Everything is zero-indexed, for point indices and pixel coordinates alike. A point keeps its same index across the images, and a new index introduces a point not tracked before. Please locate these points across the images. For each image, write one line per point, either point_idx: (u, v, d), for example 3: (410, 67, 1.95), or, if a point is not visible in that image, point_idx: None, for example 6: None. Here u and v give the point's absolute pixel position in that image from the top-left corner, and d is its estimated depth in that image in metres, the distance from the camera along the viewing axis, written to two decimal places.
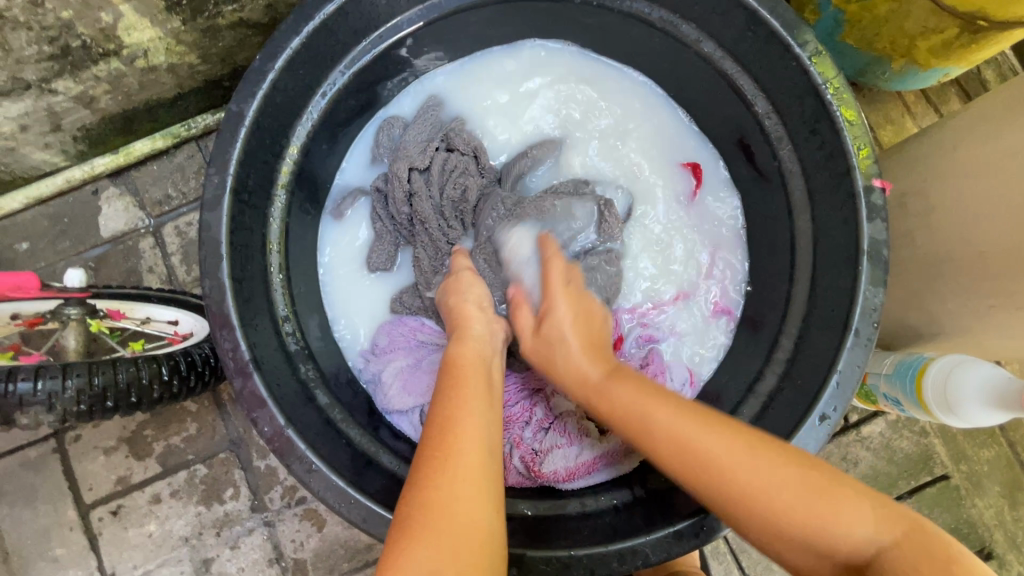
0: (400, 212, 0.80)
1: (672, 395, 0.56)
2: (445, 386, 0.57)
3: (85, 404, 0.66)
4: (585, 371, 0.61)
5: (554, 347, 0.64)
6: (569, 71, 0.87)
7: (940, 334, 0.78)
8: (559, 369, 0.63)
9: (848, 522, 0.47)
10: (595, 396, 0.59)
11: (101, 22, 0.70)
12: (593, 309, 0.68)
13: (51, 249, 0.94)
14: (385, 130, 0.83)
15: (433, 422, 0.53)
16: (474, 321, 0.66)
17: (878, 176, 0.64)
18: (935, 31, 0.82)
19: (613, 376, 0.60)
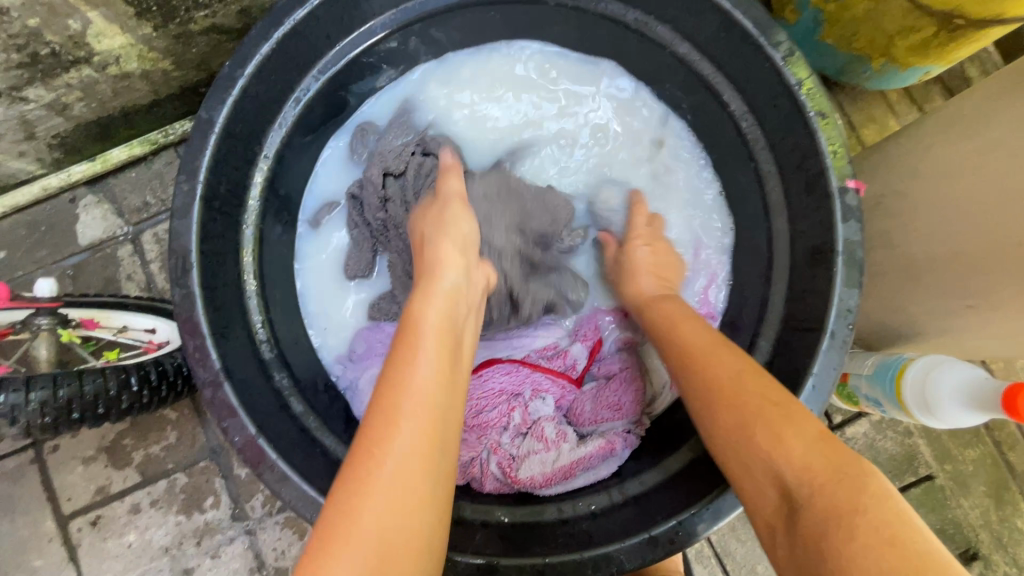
0: (376, 217, 0.79)
1: (689, 355, 0.61)
2: (397, 358, 0.53)
3: (50, 416, 0.66)
4: (640, 289, 0.74)
5: (628, 277, 0.76)
6: (552, 72, 0.86)
7: (920, 335, 0.78)
8: (628, 285, 0.75)
9: (789, 448, 0.48)
10: (662, 328, 0.66)
11: (70, 29, 0.69)
12: (652, 257, 0.76)
13: (28, 258, 0.93)
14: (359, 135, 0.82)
15: (380, 393, 0.50)
16: (446, 268, 0.61)
17: (852, 177, 0.63)
18: (913, 29, 0.82)
19: (667, 297, 0.71)
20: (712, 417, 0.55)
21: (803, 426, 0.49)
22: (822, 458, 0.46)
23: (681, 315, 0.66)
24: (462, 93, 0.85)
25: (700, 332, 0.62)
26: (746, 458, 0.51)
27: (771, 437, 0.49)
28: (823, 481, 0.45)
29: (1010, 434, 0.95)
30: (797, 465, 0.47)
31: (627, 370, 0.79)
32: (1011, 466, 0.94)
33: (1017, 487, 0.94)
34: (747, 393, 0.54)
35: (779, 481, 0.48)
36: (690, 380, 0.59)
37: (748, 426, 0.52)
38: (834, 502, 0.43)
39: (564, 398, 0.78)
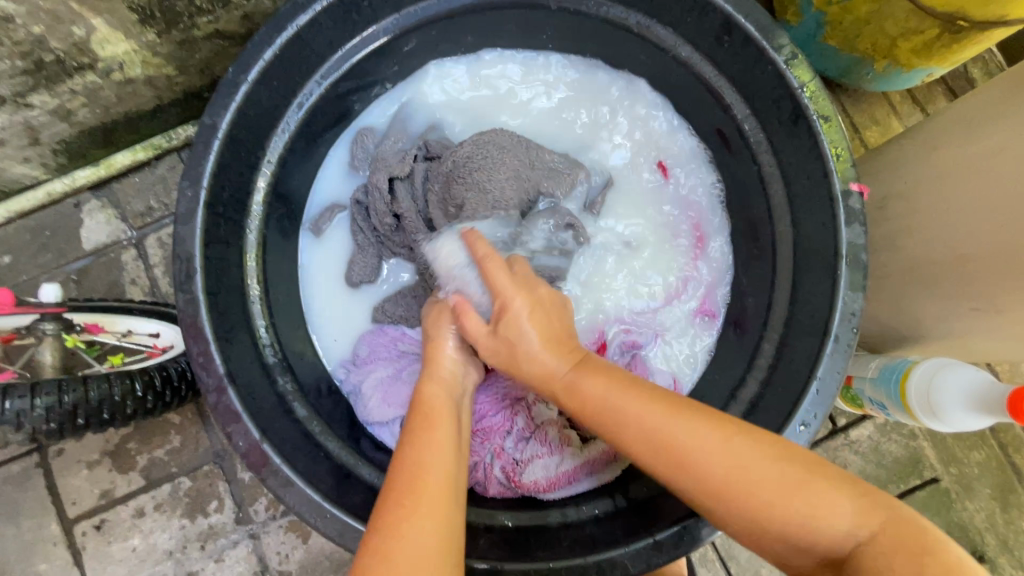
0: (383, 223, 0.80)
1: (658, 434, 0.51)
2: (416, 428, 0.56)
3: (55, 422, 0.66)
4: (550, 368, 0.57)
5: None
6: (547, 74, 0.86)
7: (924, 338, 0.78)
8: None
9: (835, 513, 0.46)
10: (597, 404, 0.54)
11: (74, 36, 0.70)
12: (545, 297, 0.60)
13: (33, 263, 0.94)
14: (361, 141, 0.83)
15: (406, 498, 0.50)
16: (447, 362, 0.62)
17: (855, 180, 0.63)
18: (916, 31, 0.82)
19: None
20: (731, 499, 0.48)
21: (827, 475, 0.48)
22: (871, 513, 0.46)
23: (613, 381, 0.54)
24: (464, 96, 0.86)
25: (652, 396, 0.53)
26: (791, 530, 0.46)
27: (808, 502, 0.46)
28: (884, 529, 0.45)
29: (1016, 436, 0.94)
30: (849, 523, 0.45)
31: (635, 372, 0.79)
32: (1017, 469, 0.93)
33: None
34: (756, 461, 0.48)
35: (833, 548, 0.46)
36: (671, 455, 0.50)
37: (762, 493, 0.47)
38: (894, 563, 0.43)
39: None
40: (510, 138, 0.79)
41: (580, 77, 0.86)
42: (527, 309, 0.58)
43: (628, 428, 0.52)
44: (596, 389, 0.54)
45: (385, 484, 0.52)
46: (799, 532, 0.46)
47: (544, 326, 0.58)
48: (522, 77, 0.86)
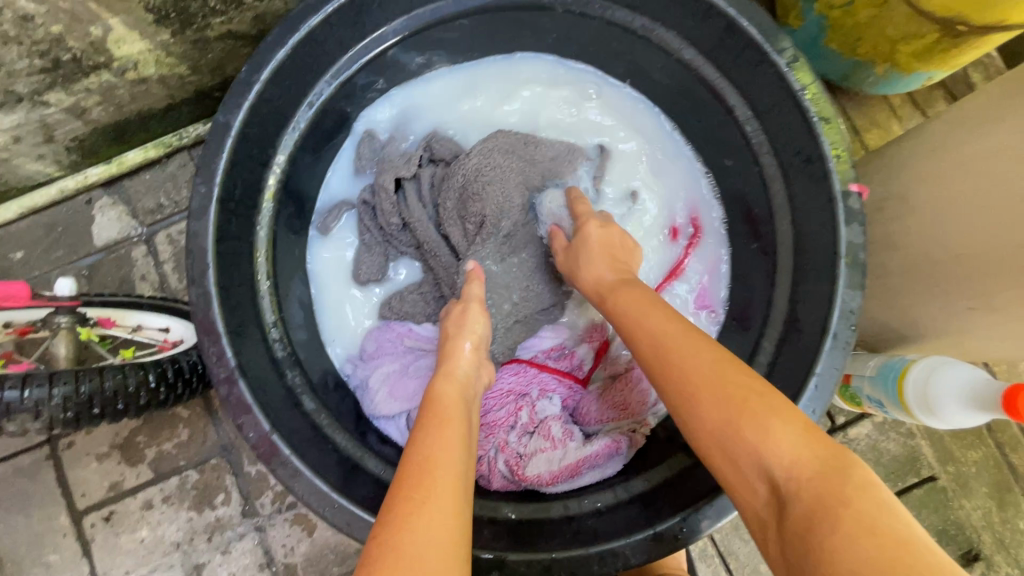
0: (390, 223, 0.83)
1: (665, 348, 0.55)
2: (428, 418, 0.56)
3: (72, 411, 0.67)
4: (600, 277, 0.68)
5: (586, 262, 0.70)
6: (547, 78, 0.89)
7: (922, 337, 0.79)
8: (583, 271, 0.70)
9: (778, 442, 0.45)
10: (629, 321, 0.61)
11: (91, 35, 0.71)
12: (615, 236, 0.73)
13: (45, 258, 0.95)
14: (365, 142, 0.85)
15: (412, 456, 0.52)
16: (460, 363, 0.65)
17: (854, 180, 0.65)
18: (915, 35, 0.83)
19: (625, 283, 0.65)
20: (695, 414, 0.50)
21: (774, 410, 0.47)
22: (812, 455, 0.44)
23: (643, 303, 0.61)
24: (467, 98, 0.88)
25: (662, 316, 0.58)
26: (732, 448, 0.48)
27: (750, 426, 0.47)
28: (821, 470, 0.43)
29: (1013, 436, 0.95)
30: (788, 457, 0.44)
31: (636, 368, 0.81)
32: (1014, 469, 0.94)
33: (1020, 489, 0.94)
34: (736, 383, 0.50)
35: (767, 473, 0.45)
36: (661, 366, 0.55)
37: (721, 412, 0.49)
38: (819, 493, 0.41)
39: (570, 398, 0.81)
40: (512, 137, 0.82)
41: (578, 81, 0.90)
42: (600, 231, 0.72)
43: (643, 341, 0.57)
44: (653, 324, 0.58)
45: (397, 472, 0.51)
46: (742, 451, 0.47)
47: (605, 256, 0.70)
48: (525, 78, 0.89)
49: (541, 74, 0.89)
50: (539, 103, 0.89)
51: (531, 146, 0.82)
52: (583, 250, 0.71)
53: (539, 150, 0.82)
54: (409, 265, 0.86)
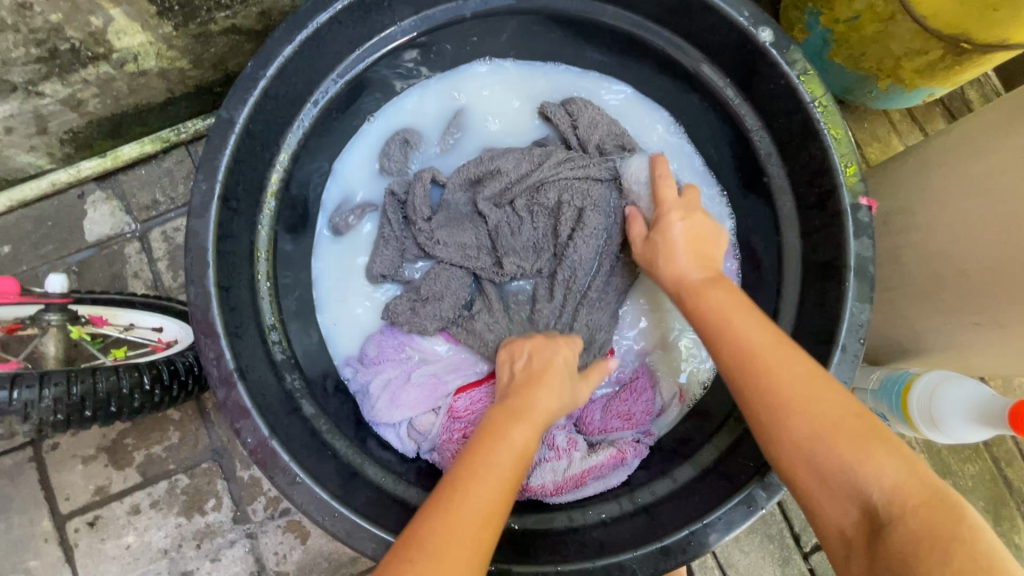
0: (418, 217, 0.80)
1: (754, 353, 0.55)
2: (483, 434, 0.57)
3: (62, 414, 0.65)
4: (682, 273, 0.65)
5: (675, 254, 0.66)
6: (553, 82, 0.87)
7: (924, 351, 0.79)
8: (661, 269, 0.67)
9: (880, 469, 0.47)
10: (714, 322, 0.58)
11: (91, 26, 0.69)
12: (702, 223, 0.68)
13: (33, 253, 0.92)
14: (395, 141, 0.83)
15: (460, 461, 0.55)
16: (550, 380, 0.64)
17: (864, 194, 0.64)
18: (919, 52, 0.84)
19: (713, 285, 0.62)
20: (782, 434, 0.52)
21: (883, 440, 0.49)
22: (911, 486, 0.46)
23: (733, 304, 0.59)
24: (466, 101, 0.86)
25: (758, 326, 0.57)
26: (826, 472, 0.49)
27: (860, 454, 0.48)
28: (917, 505, 0.45)
29: (1008, 450, 0.96)
30: (889, 486, 0.47)
31: (641, 379, 0.80)
32: (1009, 483, 0.95)
33: (1015, 503, 0.95)
34: (833, 401, 0.51)
35: (865, 501, 0.47)
36: (747, 366, 0.55)
37: (833, 446, 0.49)
38: (931, 530, 0.43)
39: (574, 407, 0.79)
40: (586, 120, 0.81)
41: (585, 82, 0.87)
42: (691, 226, 0.67)
43: (730, 349, 0.56)
44: (744, 328, 0.56)
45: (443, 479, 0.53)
46: (839, 479, 0.49)
47: (700, 255, 0.66)
48: (528, 80, 0.87)
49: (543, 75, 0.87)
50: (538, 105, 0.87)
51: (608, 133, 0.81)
52: (668, 256, 0.66)
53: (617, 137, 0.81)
54: (422, 267, 0.83)
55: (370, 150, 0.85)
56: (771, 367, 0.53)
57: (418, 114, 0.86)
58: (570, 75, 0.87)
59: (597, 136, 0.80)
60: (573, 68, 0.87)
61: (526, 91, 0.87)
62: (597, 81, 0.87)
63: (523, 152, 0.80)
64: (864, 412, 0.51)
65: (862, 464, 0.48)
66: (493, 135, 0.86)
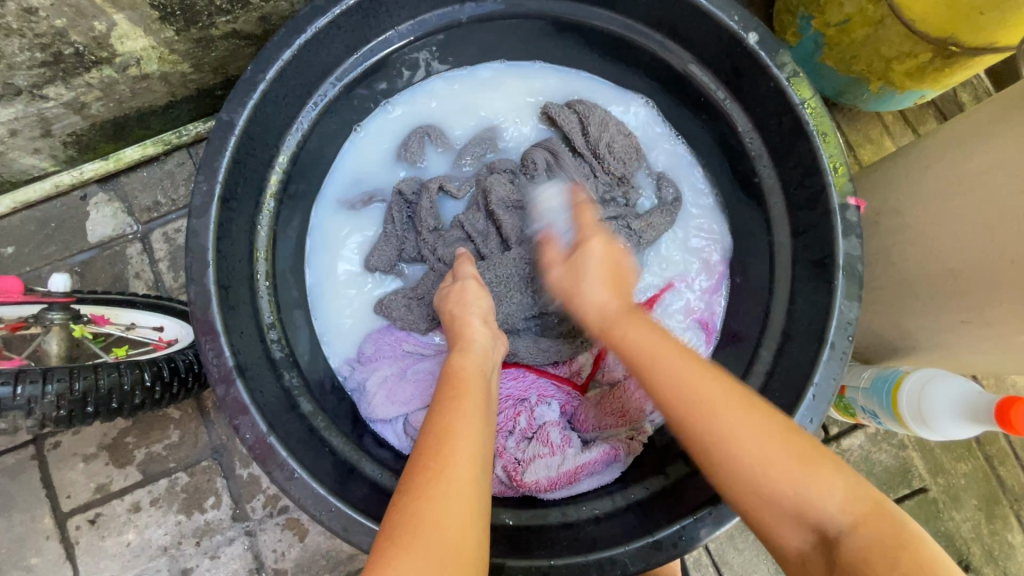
0: (424, 225, 0.81)
1: (684, 387, 0.53)
2: (447, 397, 0.56)
3: (64, 410, 0.66)
4: (602, 304, 0.63)
5: (584, 285, 0.65)
6: (545, 84, 0.88)
7: (914, 349, 0.80)
8: (581, 296, 0.64)
9: (823, 488, 0.48)
10: (638, 364, 0.57)
11: (95, 30, 0.71)
12: (613, 256, 0.67)
13: (36, 254, 0.94)
14: (417, 136, 0.85)
15: (426, 441, 0.52)
16: (476, 337, 0.65)
17: (852, 194, 0.66)
18: (909, 55, 0.85)
19: (624, 314, 0.61)
20: (733, 463, 0.51)
21: (831, 463, 0.50)
22: (854, 501, 0.48)
23: (651, 336, 0.58)
24: (459, 103, 0.88)
25: (662, 348, 0.56)
26: (771, 504, 0.50)
27: (803, 474, 0.49)
28: (865, 518, 0.47)
29: (1001, 449, 0.97)
30: (839, 507, 0.47)
31: (633, 377, 0.79)
32: (1002, 481, 0.96)
33: (1007, 501, 0.96)
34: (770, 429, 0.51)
35: (819, 524, 0.48)
36: (687, 414, 0.53)
37: (778, 478, 0.49)
38: (878, 540, 0.45)
39: (568, 404, 0.80)
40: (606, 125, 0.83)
41: (576, 84, 0.89)
42: (606, 257, 0.66)
43: (638, 364, 0.56)
44: (668, 363, 0.55)
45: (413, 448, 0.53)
46: (786, 507, 0.49)
47: (610, 283, 0.64)
48: (520, 82, 0.88)
49: (535, 77, 0.88)
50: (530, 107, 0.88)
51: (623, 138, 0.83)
52: (574, 290, 0.65)
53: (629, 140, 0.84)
54: (418, 269, 0.85)
55: (367, 152, 0.86)
56: (700, 398, 0.53)
57: (416, 115, 0.87)
58: (563, 77, 0.89)
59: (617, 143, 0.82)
60: (564, 70, 0.88)
61: (520, 92, 0.88)
62: (590, 81, 0.89)
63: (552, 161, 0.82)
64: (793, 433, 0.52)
65: (809, 486, 0.48)
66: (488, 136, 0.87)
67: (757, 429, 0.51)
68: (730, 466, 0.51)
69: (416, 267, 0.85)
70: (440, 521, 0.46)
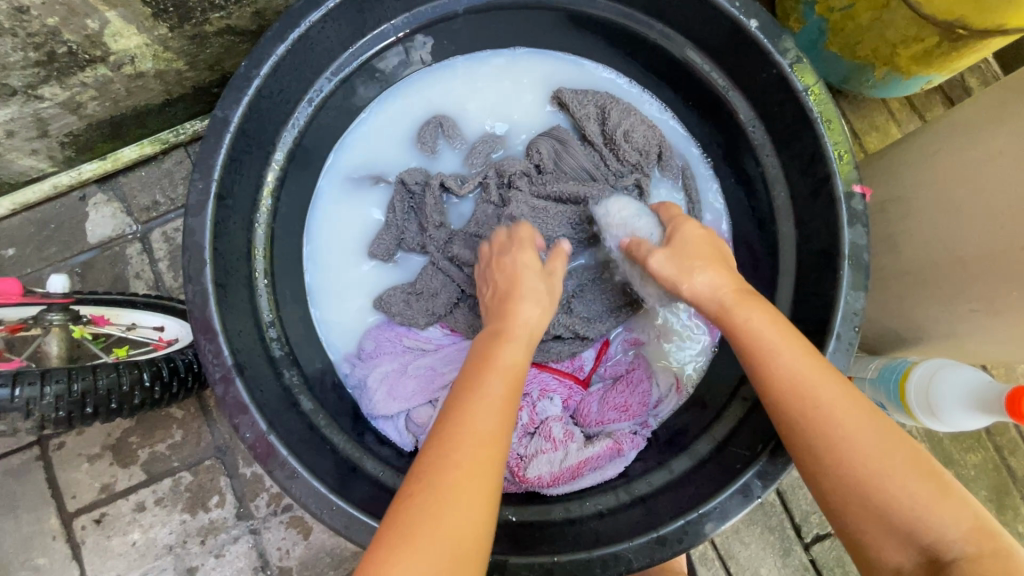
0: (430, 221, 0.81)
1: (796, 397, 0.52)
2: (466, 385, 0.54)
3: (64, 411, 0.65)
4: (706, 292, 0.61)
5: (692, 272, 0.61)
6: (547, 74, 0.87)
7: (922, 339, 0.79)
8: (688, 284, 0.61)
9: (942, 514, 0.48)
10: (753, 348, 0.55)
11: (88, 28, 0.70)
12: (705, 246, 0.64)
13: (37, 255, 0.94)
14: (429, 126, 0.84)
15: (446, 419, 0.51)
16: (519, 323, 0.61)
17: (858, 182, 0.64)
18: (915, 39, 0.84)
19: (739, 300, 0.58)
20: (847, 461, 0.50)
21: (947, 488, 0.49)
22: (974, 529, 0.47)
23: (774, 324, 0.56)
24: (458, 96, 0.86)
25: (789, 333, 0.55)
26: (881, 512, 0.49)
27: (924, 496, 0.48)
28: (985, 551, 0.46)
29: (1011, 439, 0.96)
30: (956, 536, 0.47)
31: (636, 371, 0.80)
32: (1012, 472, 0.95)
33: (1017, 492, 0.94)
34: (890, 438, 0.50)
35: (926, 546, 0.48)
36: (803, 399, 0.52)
37: (895, 486, 0.49)
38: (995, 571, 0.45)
39: (571, 399, 0.79)
40: (619, 110, 0.82)
41: (578, 74, 0.87)
42: (694, 236, 0.65)
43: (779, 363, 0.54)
44: (757, 321, 0.56)
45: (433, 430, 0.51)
46: (898, 520, 0.48)
47: (719, 267, 0.62)
48: (521, 73, 0.87)
49: (536, 68, 0.87)
50: (531, 99, 0.87)
51: (636, 125, 0.81)
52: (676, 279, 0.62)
53: (644, 127, 0.82)
54: (415, 259, 0.84)
55: (366, 146, 0.85)
56: (818, 401, 0.52)
57: (411, 109, 0.86)
58: (559, 63, 0.87)
59: (627, 123, 0.81)
60: (567, 60, 0.87)
61: (521, 84, 0.87)
62: (594, 70, 0.87)
63: (558, 148, 0.82)
64: (910, 452, 0.51)
65: (926, 510, 0.48)
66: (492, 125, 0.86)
67: (885, 441, 0.50)
68: (825, 466, 0.51)
69: (415, 257, 0.84)
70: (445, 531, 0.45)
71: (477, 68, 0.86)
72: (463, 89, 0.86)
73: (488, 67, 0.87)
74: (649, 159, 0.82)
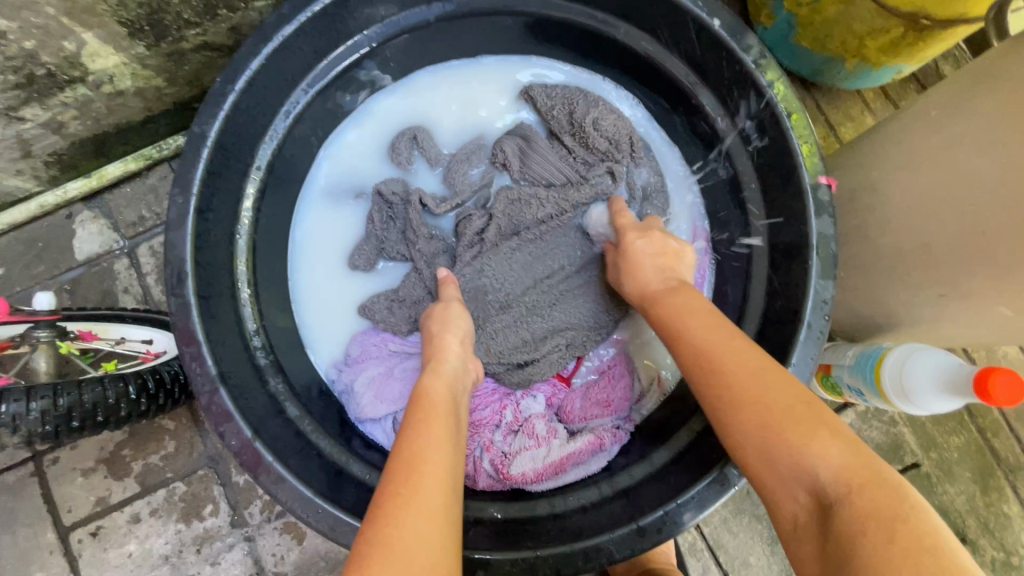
0: (419, 234, 0.82)
1: (701, 356, 0.55)
2: (416, 417, 0.57)
3: (50, 425, 0.67)
4: (651, 284, 0.66)
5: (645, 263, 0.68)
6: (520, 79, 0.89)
7: (898, 325, 0.80)
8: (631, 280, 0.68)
9: (825, 450, 0.46)
10: (671, 327, 0.59)
11: (64, 50, 0.71)
12: (649, 249, 0.69)
13: (25, 274, 0.95)
14: (403, 139, 0.85)
15: (396, 455, 0.53)
16: (449, 357, 0.66)
17: (824, 173, 0.66)
18: (881, 30, 0.85)
19: (673, 290, 0.63)
20: (732, 415, 0.51)
21: (833, 428, 0.47)
22: (861, 468, 0.44)
23: (693, 307, 0.59)
24: (434, 105, 0.88)
25: (711, 318, 0.57)
26: (775, 465, 0.48)
27: (804, 437, 0.47)
28: (863, 483, 0.43)
29: (994, 421, 0.97)
30: (835, 471, 0.44)
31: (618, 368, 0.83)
32: (996, 453, 0.96)
33: (1001, 472, 0.96)
34: (778, 397, 0.49)
35: (814, 488, 0.45)
36: (698, 360, 0.55)
37: (783, 421, 0.48)
38: (877, 505, 0.41)
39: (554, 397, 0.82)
40: (581, 105, 0.83)
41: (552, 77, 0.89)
42: (653, 241, 0.70)
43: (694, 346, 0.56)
44: (701, 325, 0.57)
45: (385, 467, 0.52)
46: (785, 466, 0.47)
47: (638, 272, 0.68)
48: (494, 80, 0.89)
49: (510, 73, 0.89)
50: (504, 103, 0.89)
51: (602, 116, 0.82)
52: (632, 274, 0.68)
53: (612, 117, 0.83)
54: (399, 267, 0.86)
55: (346, 157, 0.87)
56: (723, 361, 0.53)
57: (389, 119, 0.88)
58: (531, 67, 0.89)
59: (595, 114, 0.82)
60: (540, 64, 0.88)
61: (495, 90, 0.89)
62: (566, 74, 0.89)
63: (527, 150, 0.84)
64: (803, 403, 0.49)
65: (809, 449, 0.46)
66: (462, 126, 0.88)
67: (775, 393, 0.50)
68: (722, 425, 0.52)
69: (398, 265, 0.86)
70: (399, 545, 0.45)
71: (451, 76, 0.88)
72: (439, 96, 0.88)
73: (461, 75, 0.88)
74: (624, 149, 0.83)
